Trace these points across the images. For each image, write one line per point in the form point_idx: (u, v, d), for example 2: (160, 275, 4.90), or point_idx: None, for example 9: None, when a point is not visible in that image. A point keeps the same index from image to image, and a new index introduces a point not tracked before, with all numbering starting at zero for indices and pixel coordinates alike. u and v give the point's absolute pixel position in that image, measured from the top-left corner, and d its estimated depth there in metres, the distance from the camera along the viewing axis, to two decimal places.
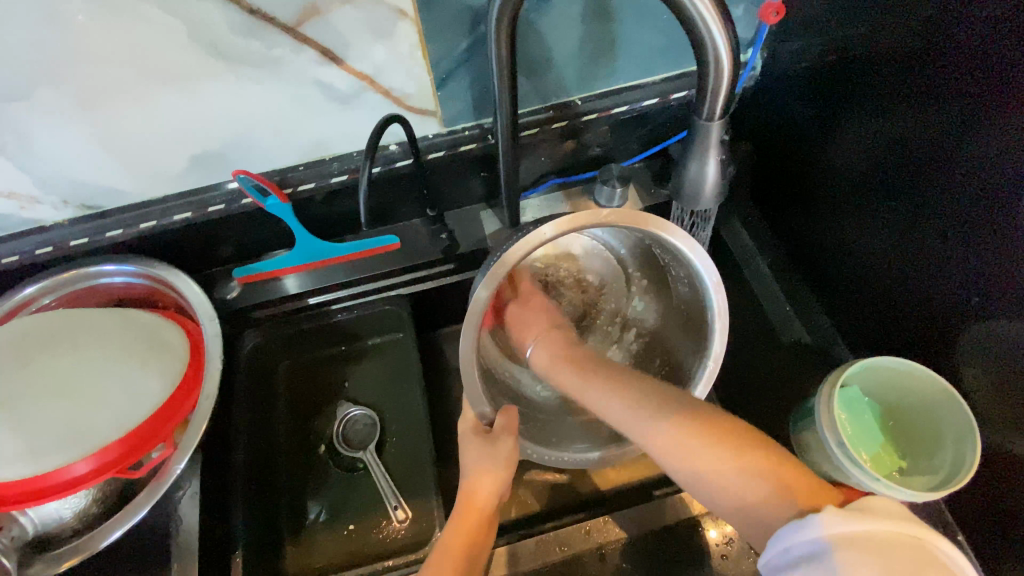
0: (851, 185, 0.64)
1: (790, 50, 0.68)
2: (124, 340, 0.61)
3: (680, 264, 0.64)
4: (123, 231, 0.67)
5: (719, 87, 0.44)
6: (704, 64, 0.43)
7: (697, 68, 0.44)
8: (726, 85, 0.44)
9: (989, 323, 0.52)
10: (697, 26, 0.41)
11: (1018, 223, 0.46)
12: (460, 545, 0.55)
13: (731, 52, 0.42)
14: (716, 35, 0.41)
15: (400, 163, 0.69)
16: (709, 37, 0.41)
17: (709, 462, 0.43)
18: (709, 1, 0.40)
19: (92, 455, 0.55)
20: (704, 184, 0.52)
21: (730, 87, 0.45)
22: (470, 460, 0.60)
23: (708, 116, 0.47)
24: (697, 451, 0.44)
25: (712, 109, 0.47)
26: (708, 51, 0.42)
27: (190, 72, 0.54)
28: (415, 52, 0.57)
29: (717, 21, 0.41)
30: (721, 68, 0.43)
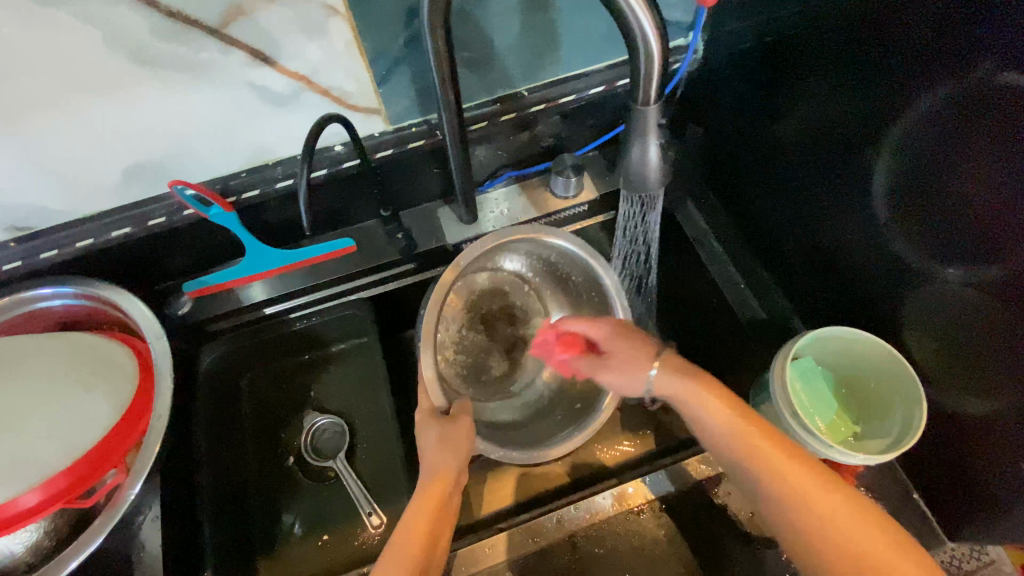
0: (799, 161, 0.65)
1: (729, 31, 0.68)
2: (67, 364, 0.58)
3: (588, 273, 0.74)
4: (58, 251, 0.64)
5: (651, 70, 0.44)
6: (635, 49, 0.43)
7: (629, 53, 0.44)
8: (657, 68, 0.44)
9: (930, 287, 0.54)
10: (622, 8, 0.41)
11: (954, 187, 0.48)
12: (420, 533, 0.51)
13: (659, 37, 0.42)
14: (643, 17, 0.41)
15: (347, 164, 0.68)
16: (634, 19, 0.41)
17: (789, 491, 0.45)
18: None
19: (39, 485, 0.53)
20: (647, 168, 0.52)
21: (662, 71, 0.45)
22: (429, 444, 0.61)
23: (644, 101, 0.47)
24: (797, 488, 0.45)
25: (648, 95, 0.47)
26: (635, 32, 0.42)
27: (115, 80, 0.52)
28: (352, 49, 0.56)
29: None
30: (650, 50, 0.43)
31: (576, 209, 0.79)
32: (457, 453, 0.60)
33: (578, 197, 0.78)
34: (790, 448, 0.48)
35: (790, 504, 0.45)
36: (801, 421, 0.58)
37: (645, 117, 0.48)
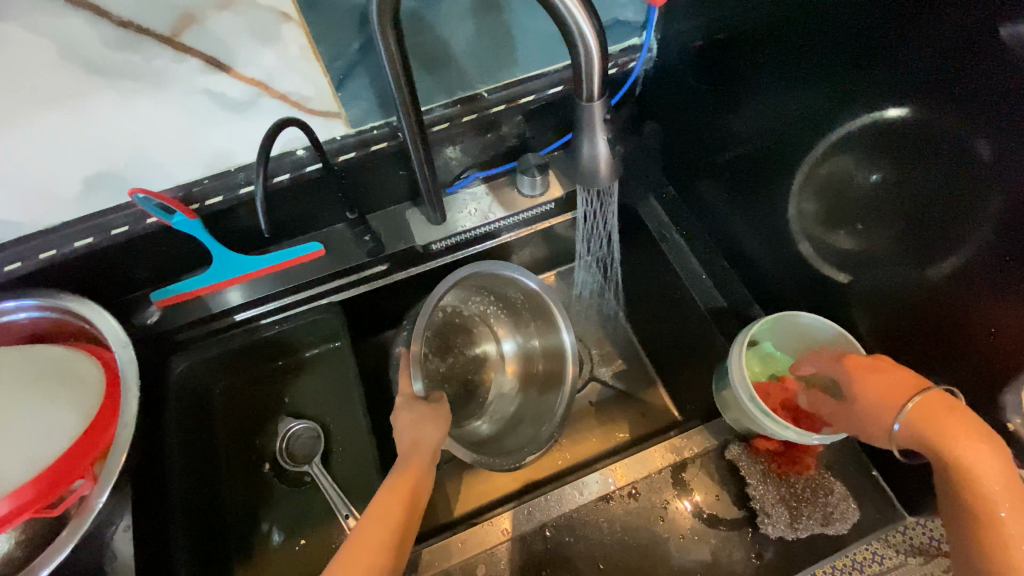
0: (754, 153, 0.67)
1: (681, 29, 0.71)
2: (31, 377, 0.58)
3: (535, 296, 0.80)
4: (21, 263, 0.64)
5: (591, 66, 0.46)
6: (573, 48, 0.45)
7: (568, 51, 0.45)
8: (597, 64, 0.46)
9: (877, 268, 0.56)
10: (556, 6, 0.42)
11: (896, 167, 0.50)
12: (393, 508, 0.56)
13: (596, 36, 0.44)
14: (577, 14, 0.42)
15: (310, 168, 0.68)
16: (569, 17, 0.43)
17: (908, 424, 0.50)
18: None
19: (5, 497, 0.53)
20: (598, 163, 0.54)
21: (602, 68, 0.46)
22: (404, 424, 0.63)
23: (587, 96, 0.49)
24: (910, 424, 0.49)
25: (590, 91, 0.48)
26: (570, 27, 0.43)
27: (70, 90, 0.52)
28: (307, 54, 0.57)
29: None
30: (588, 45, 0.44)
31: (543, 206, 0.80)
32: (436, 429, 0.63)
33: (544, 195, 0.80)
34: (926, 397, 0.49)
35: (917, 434, 0.49)
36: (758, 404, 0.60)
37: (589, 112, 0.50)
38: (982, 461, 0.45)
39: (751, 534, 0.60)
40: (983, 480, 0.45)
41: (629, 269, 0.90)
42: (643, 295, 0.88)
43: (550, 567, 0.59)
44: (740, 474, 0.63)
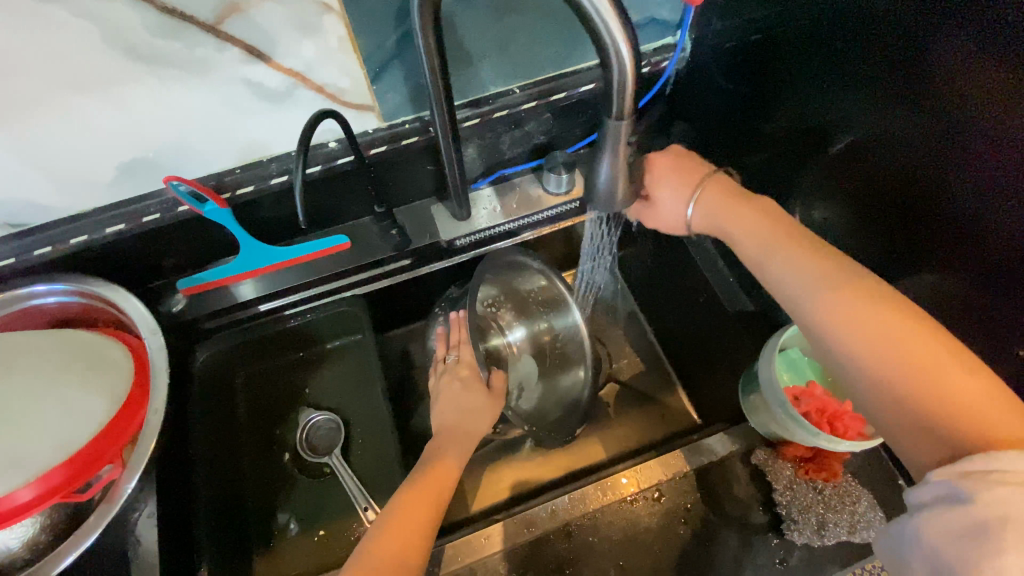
0: (784, 159, 0.67)
1: (715, 31, 0.70)
2: (62, 361, 0.58)
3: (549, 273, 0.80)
4: (53, 248, 0.64)
5: (624, 82, 0.45)
6: (604, 68, 0.44)
7: (599, 70, 0.45)
8: (630, 81, 0.45)
9: (914, 277, 0.55)
10: (594, 21, 0.42)
11: (941, 177, 0.49)
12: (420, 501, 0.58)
13: (630, 67, 0.43)
14: (616, 30, 0.42)
15: (341, 160, 0.68)
16: (607, 34, 0.42)
17: (844, 317, 0.41)
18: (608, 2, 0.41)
19: (37, 479, 0.53)
20: (602, 186, 0.54)
21: (634, 85, 0.46)
22: (454, 400, 0.71)
23: (616, 115, 0.48)
24: (860, 308, 0.41)
25: (621, 109, 0.47)
26: (605, 44, 0.43)
27: (111, 76, 0.52)
28: (345, 46, 0.57)
29: (616, 15, 0.41)
30: (622, 63, 0.43)
31: (569, 205, 0.80)
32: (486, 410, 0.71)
33: (569, 194, 0.80)
34: (852, 276, 0.43)
35: (851, 330, 0.41)
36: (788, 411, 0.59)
37: (616, 131, 0.49)
38: (935, 354, 0.37)
39: (776, 541, 0.60)
40: (934, 371, 0.37)
41: (651, 271, 0.90)
42: (664, 297, 0.88)
43: (572, 566, 0.59)
44: (765, 480, 0.63)
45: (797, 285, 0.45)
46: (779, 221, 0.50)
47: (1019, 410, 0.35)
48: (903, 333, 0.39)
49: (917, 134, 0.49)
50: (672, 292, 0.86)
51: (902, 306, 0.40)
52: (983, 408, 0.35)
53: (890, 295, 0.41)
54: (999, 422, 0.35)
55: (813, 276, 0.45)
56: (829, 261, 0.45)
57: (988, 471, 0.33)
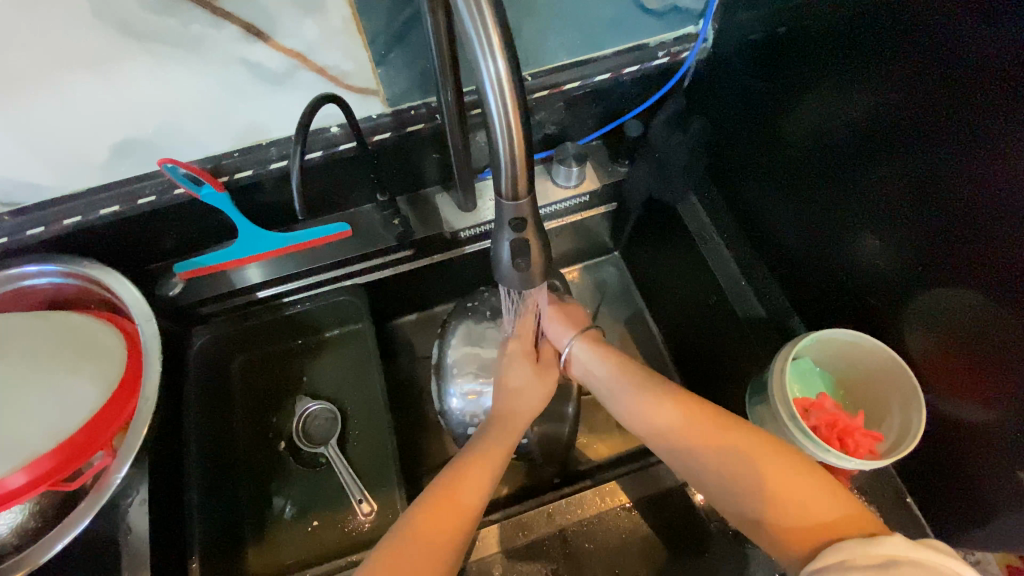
0: (804, 161, 0.64)
1: (739, 21, 0.67)
2: (54, 346, 0.57)
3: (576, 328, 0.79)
4: (45, 229, 0.62)
5: (515, 159, 0.39)
6: (493, 135, 0.39)
7: (488, 139, 0.39)
8: (519, 158, 0.39)
9: (938, 290, 0.53)
10: (487, 95, 0.37)
11: (979, 185, 0.46)
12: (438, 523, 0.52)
13: (518, 124, 0.38)
14: (509, 105, 0.37)
15: (344, 147, 0.66)
16: (499, 107, 0.37)
17: (696, 438, 0.54)
18: (493, 36, 0.35)
19: (27, 465, 0.52)
20: (500, 267, 0.45)
21: (528, 164, 0.40)
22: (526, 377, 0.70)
23: (509, 195, 0.41)
24: (698, 431, 0.55)
25: (513, 188, 0.41)
26: (497, 119, 0.38)
27: (103, 53, 0.50)
28: (350, 27, 0.55)
29: (513, 89, 0.37)
30: (512, 137, 0.38)
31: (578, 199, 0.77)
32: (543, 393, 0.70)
33: (578, 188, 0.77)
34: (692, 405, 0.57)
35: (703, 448, 0.54)
36: (798, 424, 0.57)
37: (513, 213, 0.42)
38: (769, 457, 0.50)
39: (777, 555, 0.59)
40: (774, 472, 0.49)
41: (660, 270, 0.87)
42: (672, 298, 0.86)
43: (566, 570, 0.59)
44: None
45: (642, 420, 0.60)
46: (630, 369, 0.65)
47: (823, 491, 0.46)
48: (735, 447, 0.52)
49: (951, 143, 0.47)
50: (679, 294, 0.83)
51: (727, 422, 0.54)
52: (816, 502, 0.46)
53: (729, 418, 0.55)
54: (828, 514, 0.45)
55: (650, 407, 0.60)
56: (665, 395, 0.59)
57: (841, 560, 0.41)
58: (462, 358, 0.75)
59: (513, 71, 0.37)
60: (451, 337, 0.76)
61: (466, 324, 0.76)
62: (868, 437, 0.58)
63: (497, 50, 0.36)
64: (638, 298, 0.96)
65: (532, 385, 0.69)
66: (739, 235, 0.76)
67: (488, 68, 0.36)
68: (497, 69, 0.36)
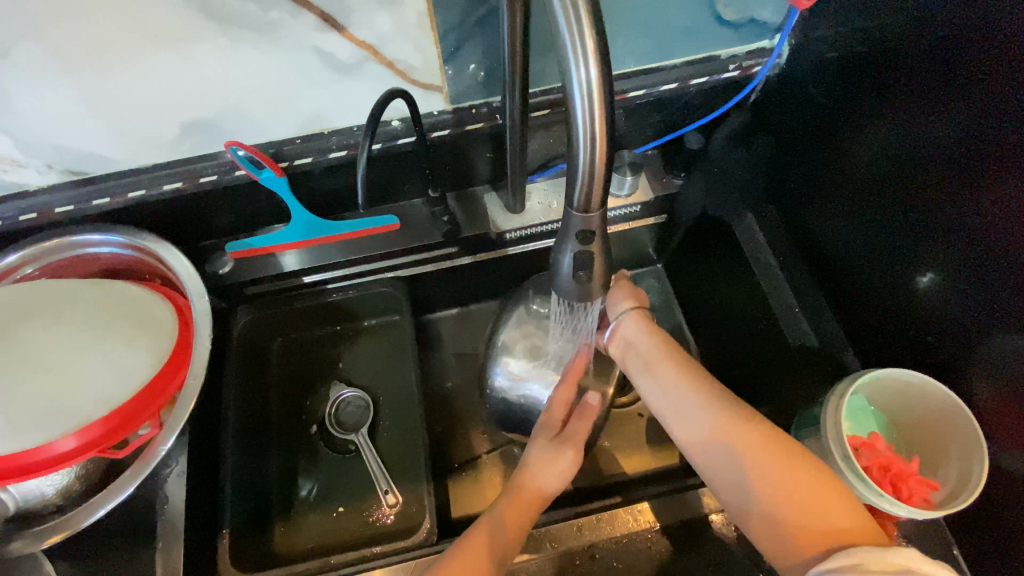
0: (871, 188, 0.61)
1: (818, 37, 0.64)
2: (112, 317, 0.59)
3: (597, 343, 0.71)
4: (111, 199, 0.64)
5: (593, 171, 0.38)
6: (575, 143, 0.38)
7: (567, 146, 0.38)
8: (598, 169, 0.38)
9: (1008, 339, 0.50)
10: (573, 102, 0.36)
11: None
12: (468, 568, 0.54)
13: (605, 133, 0.37)
14: (596, 115, 0.36)
15: (402, 140, 0.67)
16: (585, 117, 0.36)
17: (744, 455, 0.53)
18: (590, 43, 0.34)
19: (77, 431, 0.53)
20: (559, 274, 0.44)
21: (606, 177, 0.39)
22: (520, 472, 0.65)
23: (580, 207, 0.40)
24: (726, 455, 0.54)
25: (586, 200, 0.40)
26: (581, 127, 0.37)
27: (183, 35, 0.51)
28: (423, 22, 0.55)
29: (601, 99, 0.36)
30: (595, 148, 0.37)
31: (627, 209, 0.76)
32: (563, 471, 0.65)
33: (630, 198, 0.76)
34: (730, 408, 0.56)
35: (738, 448, 0.53)
36: (851, 464, 0.55)
37: (581, 225, 0.41)
38: (781, 462, 0.51)
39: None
40: (790, 484, 0.50)
41: (706, 286, 0.85)
42: (716, 315, 0.84)
43: None
44: None
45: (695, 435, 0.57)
46: (687, 368, 0.62)
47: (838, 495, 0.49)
48: (777, 466, 0.51)
49: None
50: (725, 313, 0.81)
51: (750, 418, 0.55)
52: (840, 511, 0.48)
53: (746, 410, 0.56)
54: (842, 521, 0.47)
55: (706, 431, 0.56)
56: (729, 418, 0.56)
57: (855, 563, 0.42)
58: (514, 342, 0.76)
59: (604, 79, 0.36)
60: (502, 327, 0.76)
61: (522, 310, 0.75)
62: (923, 484, 0.55)
63: (590, 57, 0.35)
64: (678, 313, 0.94)
65: (563, 471, 0.65)
66: (796, 257, 0.73)
67: (578, 75, 0.35)
68: (588, 76, 0.35)
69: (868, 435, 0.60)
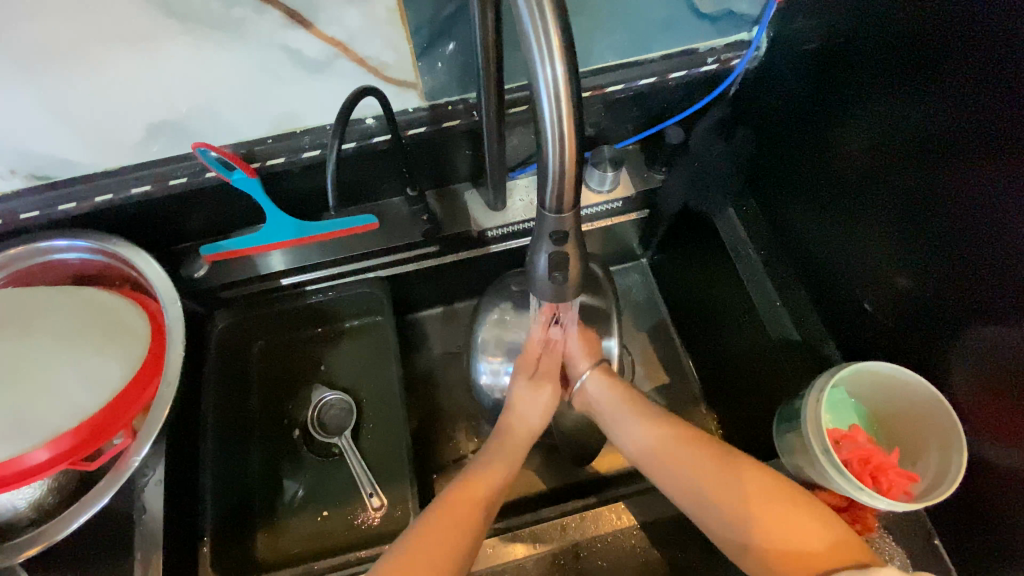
0: (849, 178, 0.61)
1: (794, 30, 0.64)
2: (81, 325, 0.58)
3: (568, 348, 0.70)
4: (77, 204, 0.62)
5: (563, 171, 0.37)
6: (545, 144, 0.37)
7: (537, 147, 0.38)
8: (569, 169, 0.37)
9: (983, 330, 0.50)
10: (541, 100, 0.35)
11: None
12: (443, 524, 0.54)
13: (573, 134, 0.36)
14: (564, 113, 0.35)
15: (377, 139, 0.65)
16: (553, 116, 0.35)
17: (696, 474, 0.55)
18: (555, 40, 0.34)
19: (47, 443, 0.52)
20: (534, 277, 0.43)
21: (577, 177, 0.38)
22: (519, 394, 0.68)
23: (552, 207, 0.40)
24: (690, 466, 0.56)
25: (558, 199, 0.39)
26: (549, 126, 0.36)
27: (144, 33, 0.49)
28: (394, 18, 0.54)
29: (569, 96, 0.35)
30: (565, 149, 0.36)
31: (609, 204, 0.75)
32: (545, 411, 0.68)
33: (612, 193, 0.75)
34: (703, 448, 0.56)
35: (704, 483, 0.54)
36: (831, 458, 0.55)
37: (553, 226, 0.40)
38: (751, 485, 0.52)
39: None
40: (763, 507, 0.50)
41: (689, 281, 0.85)
42: (699, 308, 0.84)
43: None
44: None
45: (642, 438, 0.61)
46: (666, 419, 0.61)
47: (817, 524, 0.48)
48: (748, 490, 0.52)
49: (1009, 180, 0.44)
50: (708, 307, 0.81)
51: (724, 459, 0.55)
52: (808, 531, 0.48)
53: (720, 452, 0.56)
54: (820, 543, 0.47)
55: (654, 443, 0.60)
56: (684, 437, 0.58)
57: None
58: (492, 340, 0.74)
59: (571, 77, 0.35)
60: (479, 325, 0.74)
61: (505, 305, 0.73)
62: (903, 476, 0.56)
63: (556, 54, 0.34)
64: (662, 307, 0.94)
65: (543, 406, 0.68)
66: (778, 251, 0.73)
67: (545, 72, 0.34)
68: (554, 74, 0.34)
69: (849, 428, 0.60)
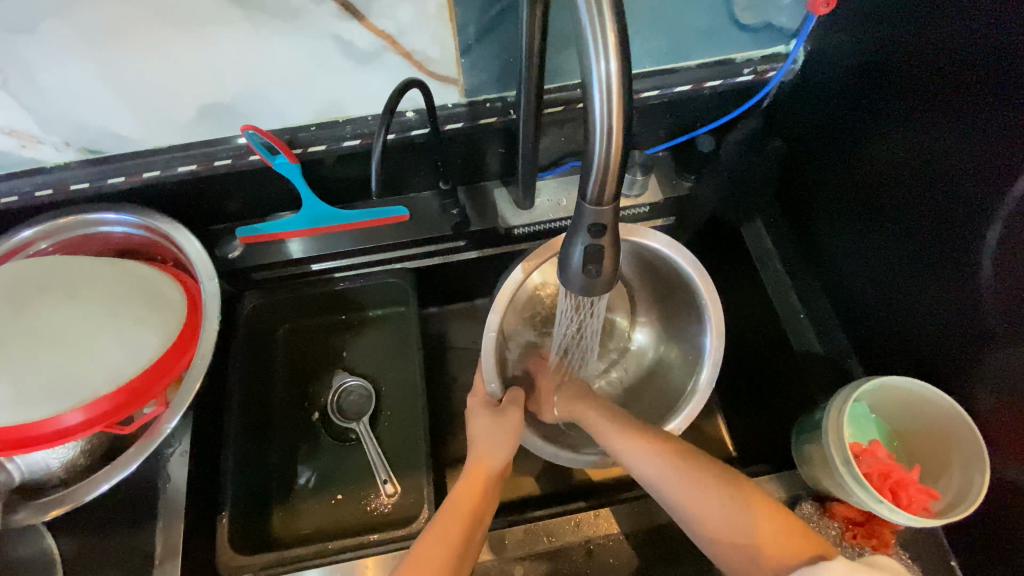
0: (879, 193, 0.61)
1: (831, 44, 0.64)
2: (122, 294, 0.60)
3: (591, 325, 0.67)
4: (126, 178, 0.65)
5: (608, 164, 0.38)
6: (591, 138, 0.38)
7: (584, 141, 0.39)
8: (613, 163, 0.38)
9: (1006, 351, 0.50)
10: (592, 96, 0.37)
11: None
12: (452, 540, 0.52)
13: (621, 129, 0.37)
14: (614, 109, 0.36)
15: (416, 132, 0.67)
16: (603, 111, 0.37)
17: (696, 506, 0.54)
18: (611, 39, 0.35)
19: (84, 405, 0.54)
20: (566, 269, 0.43)
21: (620, 171, 0.39)
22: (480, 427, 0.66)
23: (593, 199, 0.40)
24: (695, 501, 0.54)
25: (599, 192, 0.40)
26: (597, 120, 0.37)
27: (205, 16, 0.52)
28: (443, 14, 0.55)
29: (620, 92, 0.36)
30: (611, 144, 0.38)
31: (637, 208, 0.76)
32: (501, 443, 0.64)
33: (640, 198, 0.75)
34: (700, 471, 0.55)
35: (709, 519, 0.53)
36: (851, 470, 0.55)
37: (592, 218, 0.41)
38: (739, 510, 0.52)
39: None
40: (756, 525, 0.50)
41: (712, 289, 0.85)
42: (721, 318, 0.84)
43: None
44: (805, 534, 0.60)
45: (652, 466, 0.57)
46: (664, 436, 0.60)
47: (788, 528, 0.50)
48: (719, 505, 0.53)
49: None
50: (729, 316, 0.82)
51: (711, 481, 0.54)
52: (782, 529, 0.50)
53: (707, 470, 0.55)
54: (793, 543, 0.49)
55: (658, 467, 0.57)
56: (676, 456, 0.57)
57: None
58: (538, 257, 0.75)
59: (624, 75, 0.36)
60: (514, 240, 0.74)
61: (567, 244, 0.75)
62: (923, 492, 0.55)
63: (611, 52, 0.35)
64: None
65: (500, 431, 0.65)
66: (804, 264, 0.73)
67: (599, 68, 0.36)
68: (608, 69, 0.36)
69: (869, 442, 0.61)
